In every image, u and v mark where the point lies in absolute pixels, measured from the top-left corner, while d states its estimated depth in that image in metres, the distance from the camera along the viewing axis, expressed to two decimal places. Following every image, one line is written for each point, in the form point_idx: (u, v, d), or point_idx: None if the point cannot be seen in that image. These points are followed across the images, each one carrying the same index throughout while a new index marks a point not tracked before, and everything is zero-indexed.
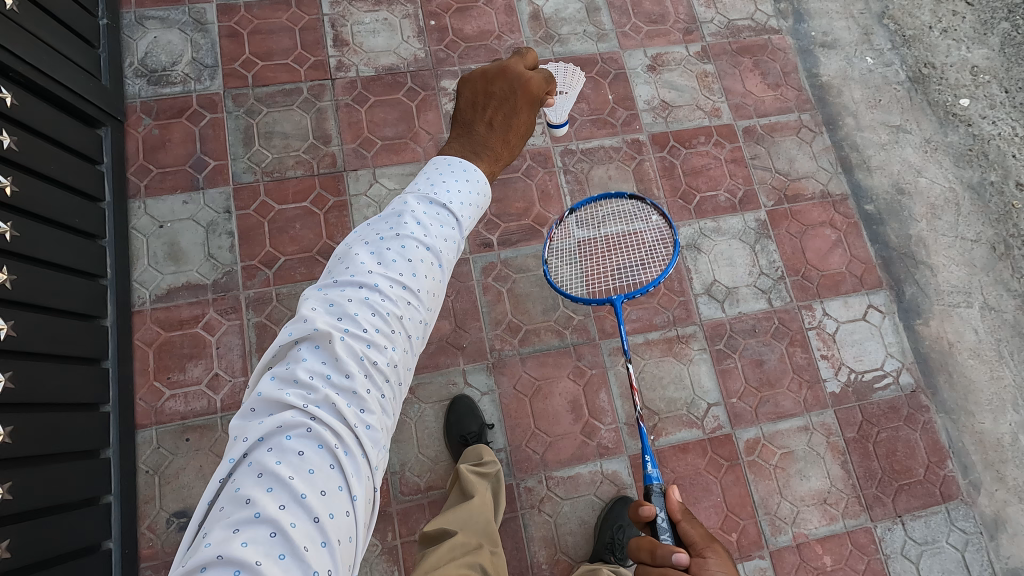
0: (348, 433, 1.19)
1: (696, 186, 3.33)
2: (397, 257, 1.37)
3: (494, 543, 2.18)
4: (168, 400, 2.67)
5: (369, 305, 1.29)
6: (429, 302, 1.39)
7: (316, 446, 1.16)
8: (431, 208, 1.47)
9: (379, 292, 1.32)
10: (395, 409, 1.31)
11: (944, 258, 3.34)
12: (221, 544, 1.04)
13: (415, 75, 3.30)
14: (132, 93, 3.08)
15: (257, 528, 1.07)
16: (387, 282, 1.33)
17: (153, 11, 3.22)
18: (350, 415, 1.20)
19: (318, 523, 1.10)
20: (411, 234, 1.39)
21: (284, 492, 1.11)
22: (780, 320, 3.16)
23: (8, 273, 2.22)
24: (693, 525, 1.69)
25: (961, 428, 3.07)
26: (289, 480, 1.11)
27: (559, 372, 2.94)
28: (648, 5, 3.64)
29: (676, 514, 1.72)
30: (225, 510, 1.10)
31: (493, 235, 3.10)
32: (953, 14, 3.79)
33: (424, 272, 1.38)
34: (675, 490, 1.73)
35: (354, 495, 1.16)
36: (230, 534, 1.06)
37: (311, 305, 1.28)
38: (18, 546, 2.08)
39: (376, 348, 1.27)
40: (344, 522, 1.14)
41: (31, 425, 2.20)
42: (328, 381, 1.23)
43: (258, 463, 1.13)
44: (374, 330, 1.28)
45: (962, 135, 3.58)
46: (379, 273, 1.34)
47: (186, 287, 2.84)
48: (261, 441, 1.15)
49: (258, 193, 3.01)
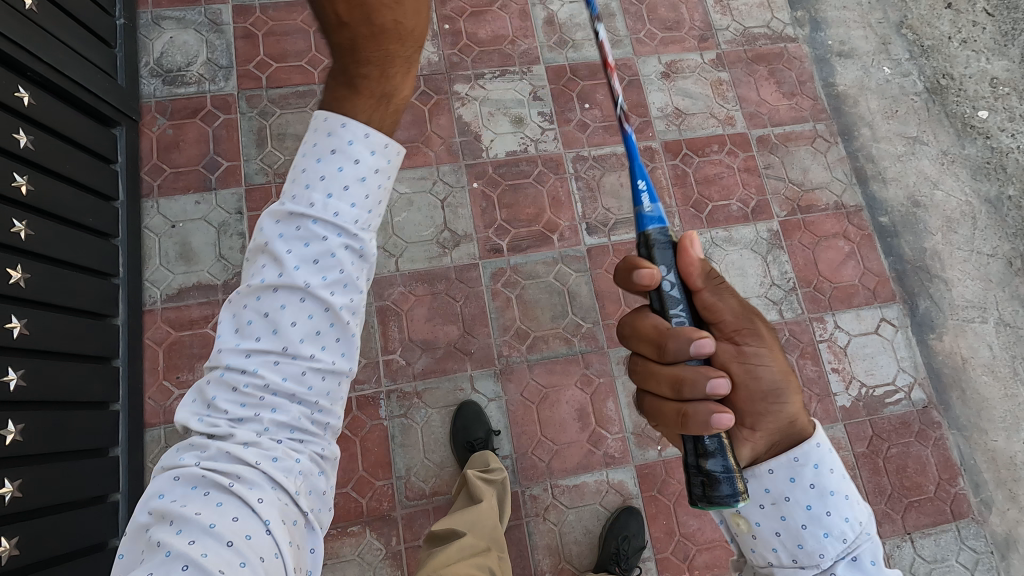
0: (250, 470, 1.23)
1: (709, 195, 3.30)
2: (296, 266, 1.18)
3: (501, 550, 2.21)
4: (177, 399, 2.68)
5: (259, 338, 1.20)
6: (334, 311, 1.20)
7: (225, 483, 1.23)
8: (331, 189, 1.19)
9: (272, 315, 1.19)
10: (312, 430, 1.27)
11: (959, 272, 3.29)
12: (148, 560, 1.18)
13: (428, 79, 3.30)
14: (148, 92, 3.10)
15: (169, 556, 1.16)
16: (281, 300, 1.18)
17: (170, 12, 3.24)
18: (248, 454, 1.22)
19: (231, 548, 1.18)
20: (310, 233, 1.19)
21: (196, 523, 1.19)
22: (790, 332, 3.13)
23: (22, 272, 2.23)
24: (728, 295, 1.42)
25: (974, 446, 3.03)
26: (194, 516, 1.19)
27: (567, 380, 2.93)
28: (663, 12, 3.62)
29: (694, 281, 1.39)
30: (156, 526, 1.23)
31: (503, 241, 3.10)
32: (973, 24, 3.74)
33: (325, 279, 1.18)
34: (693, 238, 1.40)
35: (266, 523, 1.22)
36: (155, 550, 1.19)
37: (220, 330, 1.24)
38: (27, 543, 2.08)
39: (271, 381, 1.20)
40: (259, 546, 1.20)
41: (43, 423, 2.21)
42: (236, 417, 1.24)
43: (185, 492, 1.24)
44: (262, 365, 1.20)
45: (980, 148, 3.53)
46: (279, 288, 1.18)
47: (197, 286, 2.85)
48: (197, 469, 1.23)
49: (270, 195, 3.02)
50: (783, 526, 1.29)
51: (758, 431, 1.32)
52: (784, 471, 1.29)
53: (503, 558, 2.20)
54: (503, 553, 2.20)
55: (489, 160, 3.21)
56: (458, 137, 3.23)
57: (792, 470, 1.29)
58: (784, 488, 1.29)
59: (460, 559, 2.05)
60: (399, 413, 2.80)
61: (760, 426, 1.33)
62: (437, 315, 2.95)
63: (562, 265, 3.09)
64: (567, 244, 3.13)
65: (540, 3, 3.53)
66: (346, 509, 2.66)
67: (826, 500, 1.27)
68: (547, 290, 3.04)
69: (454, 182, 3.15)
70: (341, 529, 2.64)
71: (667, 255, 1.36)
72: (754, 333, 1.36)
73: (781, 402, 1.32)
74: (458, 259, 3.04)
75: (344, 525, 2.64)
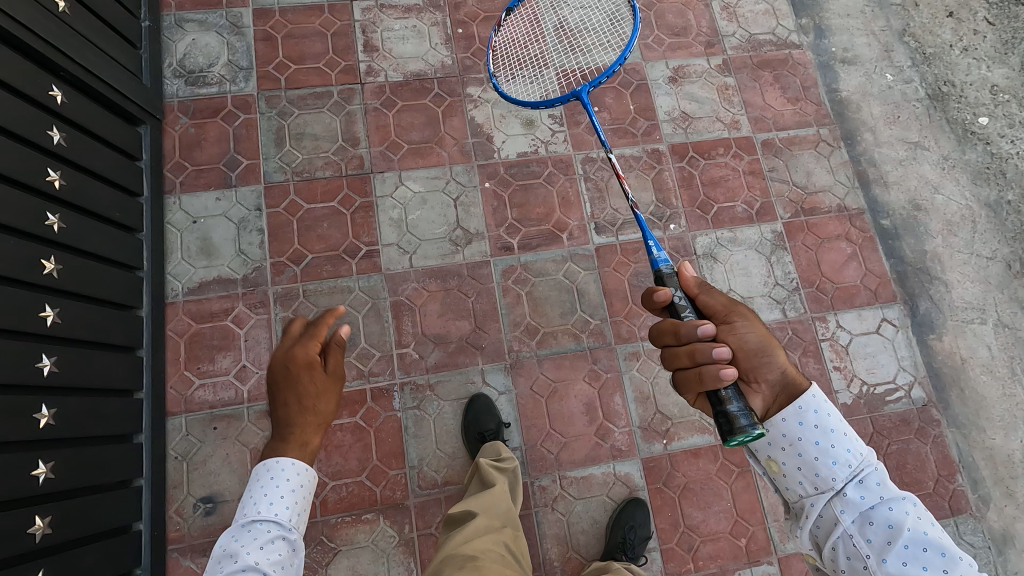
0: None
1: (715, 197, 3.39)
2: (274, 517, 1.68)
3: (514, 527, 2.31)
4: (197, 389, 2.79)
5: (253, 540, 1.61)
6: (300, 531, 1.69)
7: None
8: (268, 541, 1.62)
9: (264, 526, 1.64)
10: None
11: (959, 274, 3.37)
12: None
13: (442, 81, 3.39)
14: (171, 92, 3.20)
15: None
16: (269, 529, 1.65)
17: (192, 14, 3.34)
18: None
19: None
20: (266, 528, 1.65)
21: None
22: (793, 331, 3.21)
23: (55, 263, 2.32)
24: (722, 300, 1.70)
25: (972, 443, 3.10)
26: None
27: (575, 374, 3.01)
28: (671, 18, 3.71)
29: (692, 290, 1.74)
30: None
31: (513, 239, 3.18)
32: (974, 33, 3.82)
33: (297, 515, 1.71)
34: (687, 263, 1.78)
35: None
36: None
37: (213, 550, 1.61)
38: (59, 522, 2.17)
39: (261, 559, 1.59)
40: None
41: (74, 408, 2.29)
42: None
43: None
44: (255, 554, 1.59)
45: (980, 153, 3.61)
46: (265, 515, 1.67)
47: (217, 280, 2.94)
48: None
49: (288, 192, 3.11)
50: (800, 462, 1.48)
51: (763, 384, 1.57)
52: (795, 418, 1.49)
53: (517, 535, 2.29)
54: (517, 531, 2.29)
55: (501, 160, 3.30)
56: (471, 138, 3.32)
57: (798, 415, 1.49)
58: (794, 430, 1.49)
59: (478, 535, 2.13)
60: (412, 405, 2.88)
61: (764, 379, 1.58)
62: (449, 310, 3.03)
63: (571, 263, 3.18)
64: (576, 243, 3.21)
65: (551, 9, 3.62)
66: (359, 497, 2.74)
67: (830, 436, 1.46)
68: (556, 288, 3.13)
69: (466, 182, 3.24)
70: (355, 516, 2.72)
71: (674, 280, 1.76)
72: (741, 313, 1.64)
73: (772, 355, 1.57)
74: (469, 256, 3.13)
75: (358, 513, 2.72)
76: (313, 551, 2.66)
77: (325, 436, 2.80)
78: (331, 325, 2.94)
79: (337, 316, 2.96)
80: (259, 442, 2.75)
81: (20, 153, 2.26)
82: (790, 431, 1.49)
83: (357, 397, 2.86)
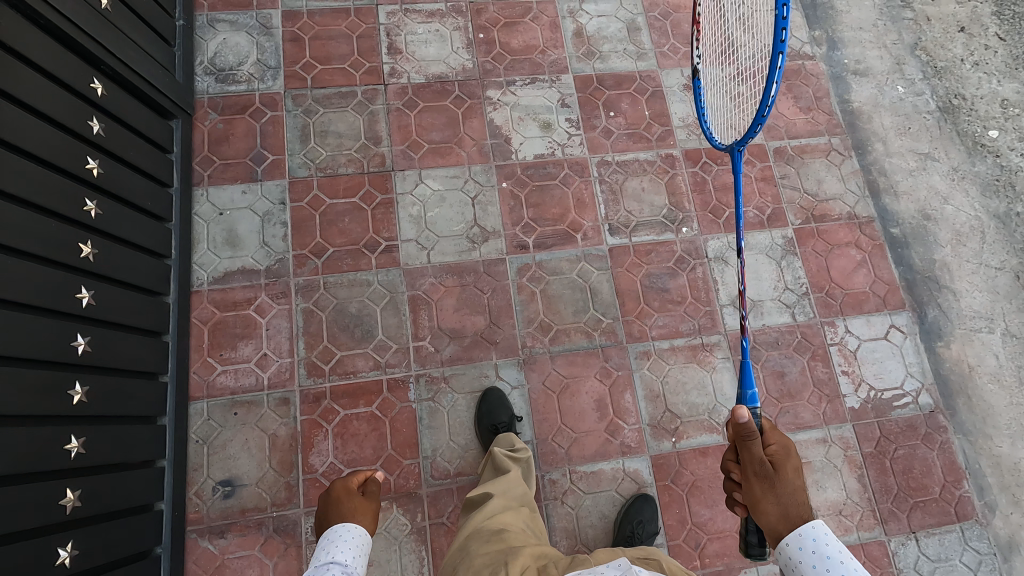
0: None
1: (727, 202, 3.45)
2: None
3: (532, 508, 2.36)
4: (219, 374, 2.88)
5: None
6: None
7: None
8: None
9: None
10: None
11: (967, 283, 3.41)
12: None
13: (463, 84, 3.49)
14: (201, 89, 3.31)
15: None
16: None
17: (224, 15, 3.46)
18: None
19: None
20: None
21: None
22: (802, 334, 3.26)
23: (91, 248, 2.41)
24: (751, 459, 1.75)
25: (979, 451, 3.13)
26: None
27: (586, 371, 3.07)
28: (687, 27, 3.79)
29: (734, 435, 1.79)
30: None
31: (529, 238, 3.26)
32: (985, 48, 3.89)
33: None
34: (742, 410, 1.73)
35: None
36: None
37: None
38: (88, 496, 2.24)
39: None
40: None
41: (104, 388, 2.38)
42: None
43: None
44: None
45: (990, 166, 3.66)
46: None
47: (241, 271, 3.03)
48: None
49: (311, 187, 3.20)
50: None
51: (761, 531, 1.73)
52: (794, 548, 1.64)
53: (536, 515, 2.35)
54: (535, 511, 2.35)
55: (518, 161, 3.38)
56: (490, 139, 3.41)
57: (800, 541, 1.63)
58: (796, 554, 1.63)
59: (498, 512, 2.21)
60: (427, 396, 2.95)
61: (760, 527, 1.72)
62: (465, 305, 3.10)
63: (585, 262, 3.25)
64: (590, 243, 3.29)
65: (570, 16, 3.72)
66: None
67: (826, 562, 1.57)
68: (570, 286, 3.20)
69: (484, 182, 3.33)
70: None
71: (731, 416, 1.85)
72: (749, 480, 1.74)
73: (762, 520, 1.71)
74: (486, 254, 3.20)
75: None
76: None
77: (342, 425, 2.87)
78: (349, 317, 3.02)
79: (356, 309, 3.04)
80: (278, 428, 2.83)
81: (63, 141, 2.35)
82: (792, 556, 1.63)
83: (373, 387, 2.93)
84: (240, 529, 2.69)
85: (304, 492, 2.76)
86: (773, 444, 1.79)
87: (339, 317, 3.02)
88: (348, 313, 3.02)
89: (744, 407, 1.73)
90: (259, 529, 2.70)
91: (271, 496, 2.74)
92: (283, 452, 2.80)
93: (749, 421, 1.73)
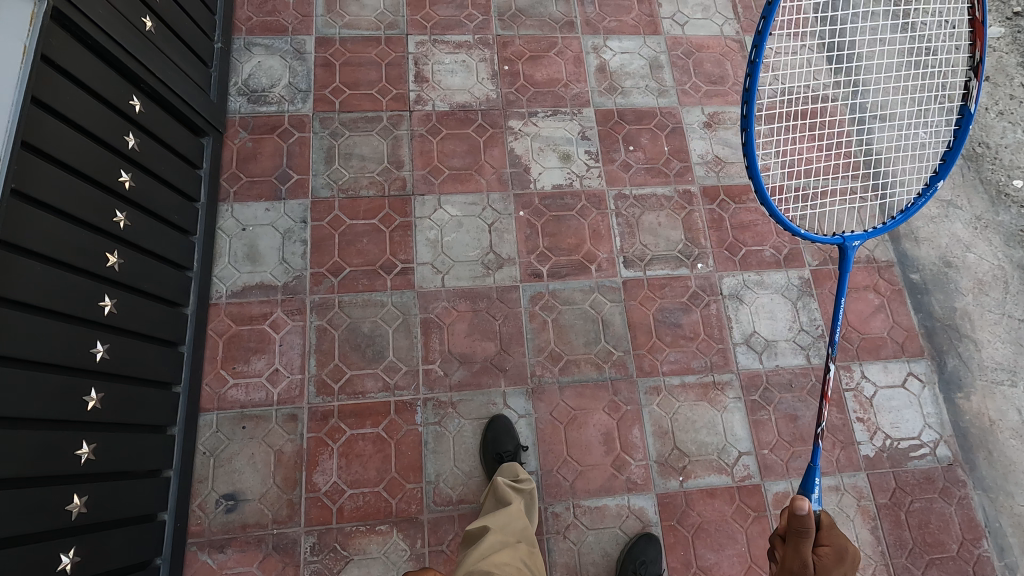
0: None
1: (743, 240, 3.45)
2: None
3: (530, 544, 2.34)
4: (231, 387, 2.91)
5: None
6: None
7: None
8: None
9: None
10: None
11: (989, 334, 3.34)
12: None
13: (486, 114, 3.56)
14: (233, 109, 3.43)
15: None
16: None
17: (260, 39, 3.60)
18: None
19: None
20: None
21: None
22: (817, 377, 3.21)
23: (117, 257, 2.48)
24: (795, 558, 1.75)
25: (999, 508, 3.02)
26: None
27: (595, 404, 3.04)
28: (709, 67, 3.85)
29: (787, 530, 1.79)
30: None
31: (543, 266, 3.28)
32: (1010, 98, 3.88)
33: None
34: (804, 503, 1.69)
35: None
36: None
37: None
38: (94, 502, 2.26)
39: None
40: None
41: (116, 395, 2.41)
42: None
43: None
44: None
45: (1014, 216, 3.62)
46: None
47: (259, 286, 3.09)
48: None
49: (332, 207, 3.27)
50: None
51: None
52: None
53: (534, 550, 2.32)
54: (533, 547, 2.33)
55: (536, 191, 3.43)
56: (509, 168, 3.46)
57: None
58: None
59: (494, 550, 2.20)
60: (433, 420, 2.94)
61: None
62: (476, 330, 3.12)
63: (598, 294, 3.25)
64: (604, 275, 3.30)
65: (594, 52, 3.81)
66: (375, 507, 2.78)
67: None
68: (582, 316, 3.20)
69: (502, 210, 3.37)
70: (369, 527, 2.75)
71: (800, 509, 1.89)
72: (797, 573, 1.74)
73: None
74: (500, 280, 3.23)
75: (372, 523, 2.76)
76: (326, 557, 2.70)
77: (347, 444, 2.87)
78: (362, 337, 3.05)
79: (368, 328, 3.07)
80: (284, 444, 2.84)
81: (98, 155, 2.44)
82: None
83: (381, 408, 2.94)
84: (239, 544, 2.69)
85: (305, 510, 2.75)
86: (826, 547, 1.83)
87: (351, 336, 3.05)
88: (360, 333, 3.05)
89: (807, 500, 1.70)
90: (258, 546, 2.69)
91: (273, 513, 2.74)
92: (287, 469, 2.81)
93: (808, 517, 1.70)
